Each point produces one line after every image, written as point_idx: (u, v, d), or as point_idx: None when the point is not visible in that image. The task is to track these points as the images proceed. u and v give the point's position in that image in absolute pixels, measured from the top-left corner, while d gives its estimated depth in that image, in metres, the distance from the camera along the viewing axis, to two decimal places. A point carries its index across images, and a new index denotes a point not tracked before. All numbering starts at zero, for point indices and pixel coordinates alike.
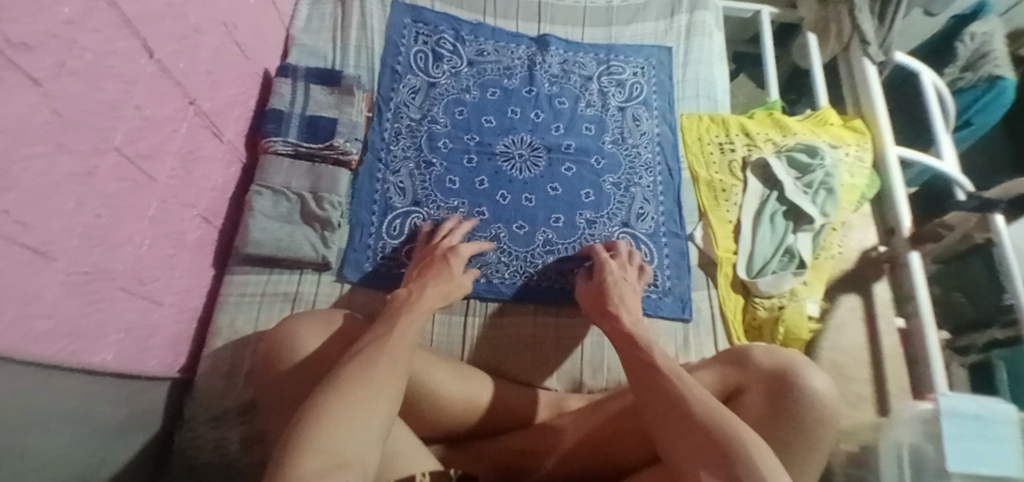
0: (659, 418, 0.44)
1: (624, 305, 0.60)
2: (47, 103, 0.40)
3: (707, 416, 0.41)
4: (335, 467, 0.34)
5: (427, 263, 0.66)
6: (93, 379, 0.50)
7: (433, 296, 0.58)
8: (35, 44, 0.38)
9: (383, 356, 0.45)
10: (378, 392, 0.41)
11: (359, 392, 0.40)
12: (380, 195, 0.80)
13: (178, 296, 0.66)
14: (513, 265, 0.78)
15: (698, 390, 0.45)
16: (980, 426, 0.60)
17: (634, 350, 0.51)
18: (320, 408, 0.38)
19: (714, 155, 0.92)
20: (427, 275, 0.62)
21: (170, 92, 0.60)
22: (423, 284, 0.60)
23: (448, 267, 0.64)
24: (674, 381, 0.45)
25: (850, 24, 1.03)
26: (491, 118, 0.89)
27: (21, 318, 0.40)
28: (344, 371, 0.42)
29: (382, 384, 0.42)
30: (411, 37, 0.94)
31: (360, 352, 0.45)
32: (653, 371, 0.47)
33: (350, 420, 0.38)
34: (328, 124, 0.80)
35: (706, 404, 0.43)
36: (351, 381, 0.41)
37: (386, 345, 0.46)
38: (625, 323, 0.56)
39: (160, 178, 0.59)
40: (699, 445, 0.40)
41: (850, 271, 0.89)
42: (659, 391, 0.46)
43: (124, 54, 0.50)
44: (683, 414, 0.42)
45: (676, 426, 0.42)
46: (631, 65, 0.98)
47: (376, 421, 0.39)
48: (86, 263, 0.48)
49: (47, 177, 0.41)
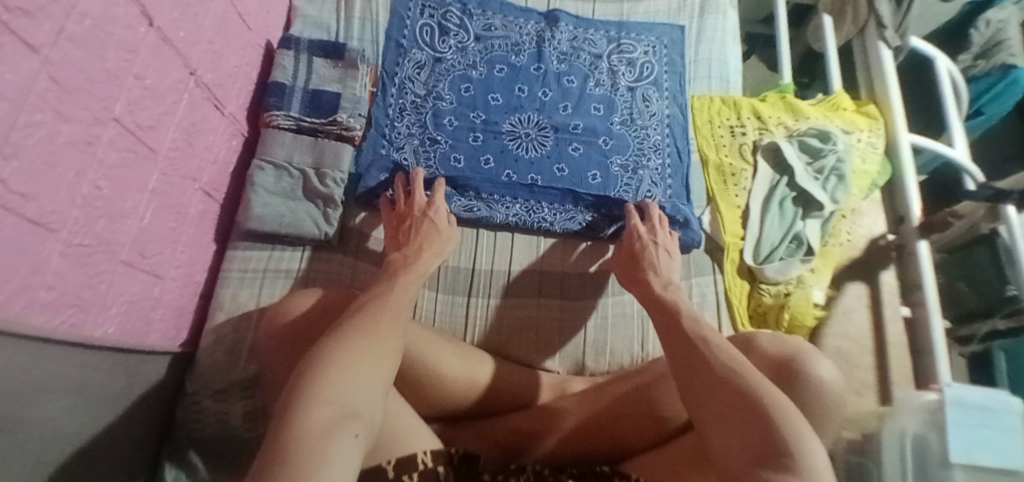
0: (691, 385, 0.44)
1: (653, 273, 0.64)
2: (45, 71, 0.39)
3: (737, 376, 0.42)
4: (342, 420, 0.34)
5: (408, 224, 0.65)
6: (97, 352, 0.50)
7: (431, 258, 0.59)
8: (33, 8, 0.36)
9: (383, 313, 0.45)
10: (381, 347, 0.42)
11: (361, 346, 0.40)
12: (386, 165, 0.77)
13: (181, 270, 0.65)
14: (519, 201, 0.79)
15: (732, 355, 0.45)
16: (985, 416, 0.60)
17: (671, 321, 0.51)
18: (326, 361, 0.38)
19: (724, 138, 0.90)
20: (412, 237, 0.62)
21: (171, 62, 0.58)
22: (417, 247, 0.60)
23: (434, 224, 0.64)
24: (710, 347, 0.46)
25: (867, 5, 1.00)
26: (497, 96, 0.87)
27: (23, 288, 0.40)
28: (344, 328, 0.43)
29: (384, 340, 0.42)
30: (417, 10, 0.91)
31: (361, 309, 0.46)
32: (688, 339, 0.48)
33: (354, 373, 0.38)
34: (331, 99, 0.78)
35: (737, 367, 0.43)
36: (354, 337, 0.41)
37: (386, 303, 0.47)
38: (654, 287, 0.60)
39: (162, 150, 0.58)
40: (734, 409, 0.40)
41: (860, 258, 0.89)
42: (694, 357, 0.46)
43: (124, 21, 0.49)
44: (713, 372, 0.43)
45: (710, 387, 0.43)
46: (643, 44, 0.95)
47: (379, 376, 0.40)
48: (88, 235, 0.47)
49: (49, 144, 0.40)
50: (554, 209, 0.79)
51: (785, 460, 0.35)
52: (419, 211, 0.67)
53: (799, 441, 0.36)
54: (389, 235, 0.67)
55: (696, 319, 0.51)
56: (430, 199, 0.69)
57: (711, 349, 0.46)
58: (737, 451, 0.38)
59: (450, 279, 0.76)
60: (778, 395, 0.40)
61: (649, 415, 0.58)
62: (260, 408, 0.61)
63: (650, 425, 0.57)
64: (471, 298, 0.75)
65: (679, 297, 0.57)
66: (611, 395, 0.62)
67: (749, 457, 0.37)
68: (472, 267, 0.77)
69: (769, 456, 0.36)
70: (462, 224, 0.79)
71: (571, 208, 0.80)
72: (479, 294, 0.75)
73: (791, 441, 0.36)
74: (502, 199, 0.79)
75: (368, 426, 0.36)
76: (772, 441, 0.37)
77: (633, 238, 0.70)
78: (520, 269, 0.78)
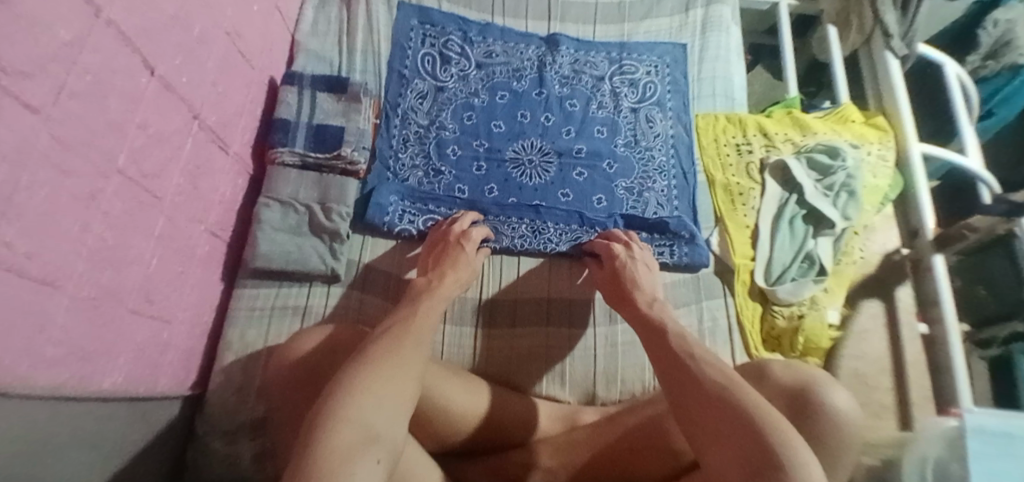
0: (684, 402, 0.43)
1: (637, 289, 0.63)
2: (47, 129, 0.39)
3: (728, 392, 0.41)
4: (363, 445, 0.34)
5: (442, 249, 0.67)
6: (109, 403, 0.50)
7: (452, 283, 0.60)
8: (33, 69, 0.37)
9: (405, 338, 0.45)
10: (402, 371, 0.42)
11: (382, 369, 0.41)
12: (397, 189, 0.79)
13: (188, 312, 0.65)
14: (525, 222, 0.79)
15: (723, 371, 0.44)
16: (1009, 444, 0.61)
17: (661, 338, 0.51)
18: (351, 385, 0.39)
19: (731, 157, 0.89)
20: (444, 261, 0.64)
21: (174, 107, 0.58)
22: (442, 271, 0.62)
23: (465, 253, 0.66)
24: (699, 363, 0.45)
25: (872, 16, 0.99)
26: (500, 123, 0.87)
27: (30, 348, 0.40)
28: (366, 352, 0.43)
29: (405, 365, 0.43)
30: (418, 39, 0.92)
31: (382, 334, 0.46)
32: (676, 355, 0.48)
33: (377, 397, 0.38)
34: (335, 134, 0.78)
35: (728, 382, 0.42)
36: (373, 360, 0.42)
37: (408, 329, 0.47)
38: (641, 304, 0.59)
39: (167, 195, 0.58)
40: (724, 425, 0.39)
41: (872, 276, 0.87)
42: (683, 373, 0.45)
43: (125, 71, 0.49)
44: (704, 388, 0.43)
45: (701, 404, 0.42)
46: (645, 64, 0.95)
47: (399, 399, 0.40)
48: (94, 287, 0.47)
49: (53, 203, 0.41)
50: (561, 230, 0.79)
51: (777, 473, 0.34)
52: (454, 237, 0.69)
53: (791, 450, 0.36)
54: (423, 257, 0.69)
55: (683, 335, 0.51)
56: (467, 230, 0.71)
57: (700, 365, 0.45)
58: (730, 468, 0.37)
59: (457, 310, 0.75)
60: (768, 409, 0.39)
61: (663, 447, 0.56)
62: (270, 448, 0.61)
63: (663, 458, 0.56)
64: (478, 329, 0.74)
65: (665, 313, 0.56)
66: (622, 427, 0.61)
67: (743, 472, 0.36)
68: (479, 297, 0.76)
69: (762, 469, 0.35)
70: None
71: (577, 228, 0.79)
72: (487, 325, 0.75)
73: (785, 453, 0.35)
74: (508, 223, 0.79)
75: (389, 451, 0.36)
76: (766, 454, 0.36)
77: (610, 257, 0.70)
78: (527, 296, 0.77)
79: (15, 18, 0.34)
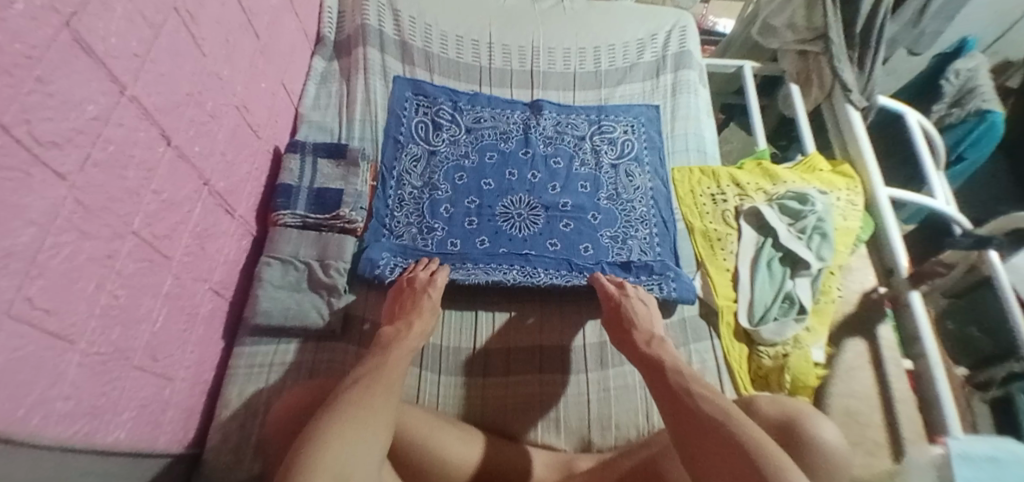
0: (682, 429, 0.47)
1: (636, 329, 0.69)
2: (72, 196, 0.43)
3: (725, 427, 0.45)
4: None
5: (406, 297, 0.72)
6: (114, 458, 0.51)
7: (417, 334, 0.65)
8: (62, 140, 0.42)
9: (377, 386, 0.50)
10: (371, 418, 0.47)
11: (354, 418, 0.46)
12: (391, 245, 0.83)
13: (190, 370, 0.67)
14: (515, 269, 0.82)
15: (718, 405, 0.48)
16: (999, 470, 0.60)
17: (662, 375, 0.56)
18: (322, 435, 0.43)
19: (707, 206, 0.95)
20: (409, 311, 0.69)
21: (186, 174, 0.63)
22: (410, 321, 0.67)
23: (428, 300, 0.71)
24: (698, 400, 0.49)
25: (831, 74, 1.09)
26: (490, 181, 0.93)
27: (41, 402, 0.42)
28: (342, 400, 0.48)
29: (375, 414, 0.48)
30: (412, 109, 1.01)
31: (355, 383, 0.51)
32: (673, 390, 0.52)
33: (350, 446, 0.43)
34: (335, 196, 0.84)
35: (725, 417, 0.46)
36: (349, 410, 0.47)
37: (378, 380, 0.52)
38: (641, 344, 0.65)
39: (175, 255, 0.62)
40: (715, 457, 0.43)
41: (853, 313, 0.90)
42: (684, 408, 0.49)
43: (144, 143, 0.54)
44: (700, 420, 0.47)
45: (700, 438, 0.45)
46: (622, 124, 1.03)
47: (369, 449, 0.45)
48: (105, 343, 0.50)
49: (73, 261, 0.45)
50: (551, 276, 0.82)
51: None
52: (419, 285, 0.73)
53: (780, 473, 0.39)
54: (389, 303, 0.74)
55: (681, 371, 0.56)
56: (431, 275, 0.76)
57: (697, 402, 0.49)
58: None
59: (451, 361, 0.77)
60: (765, 442, 0.43)
61: None
62: None
63: None
64: (472, 378, 0.75)
65: (662, 350, 0.63)
66: (618, 471, 0.61)
67: None
68: (472, 347, 0.78)
69: None
70: (460, 308, 0.81)
71: (566, 274, 0.82)
72: (481, 374, 0.76)
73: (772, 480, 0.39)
74: (499, 271, 0.82)
75: None
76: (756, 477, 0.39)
77: (607, 299, 0.75)
78: (519, 346, 0.79)
79: (47, 95, 0.40)
